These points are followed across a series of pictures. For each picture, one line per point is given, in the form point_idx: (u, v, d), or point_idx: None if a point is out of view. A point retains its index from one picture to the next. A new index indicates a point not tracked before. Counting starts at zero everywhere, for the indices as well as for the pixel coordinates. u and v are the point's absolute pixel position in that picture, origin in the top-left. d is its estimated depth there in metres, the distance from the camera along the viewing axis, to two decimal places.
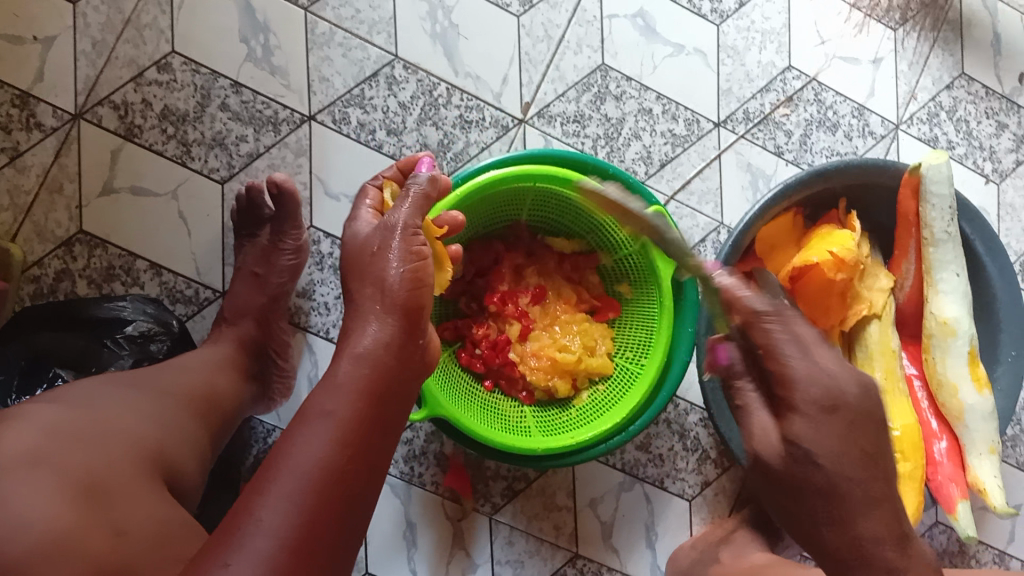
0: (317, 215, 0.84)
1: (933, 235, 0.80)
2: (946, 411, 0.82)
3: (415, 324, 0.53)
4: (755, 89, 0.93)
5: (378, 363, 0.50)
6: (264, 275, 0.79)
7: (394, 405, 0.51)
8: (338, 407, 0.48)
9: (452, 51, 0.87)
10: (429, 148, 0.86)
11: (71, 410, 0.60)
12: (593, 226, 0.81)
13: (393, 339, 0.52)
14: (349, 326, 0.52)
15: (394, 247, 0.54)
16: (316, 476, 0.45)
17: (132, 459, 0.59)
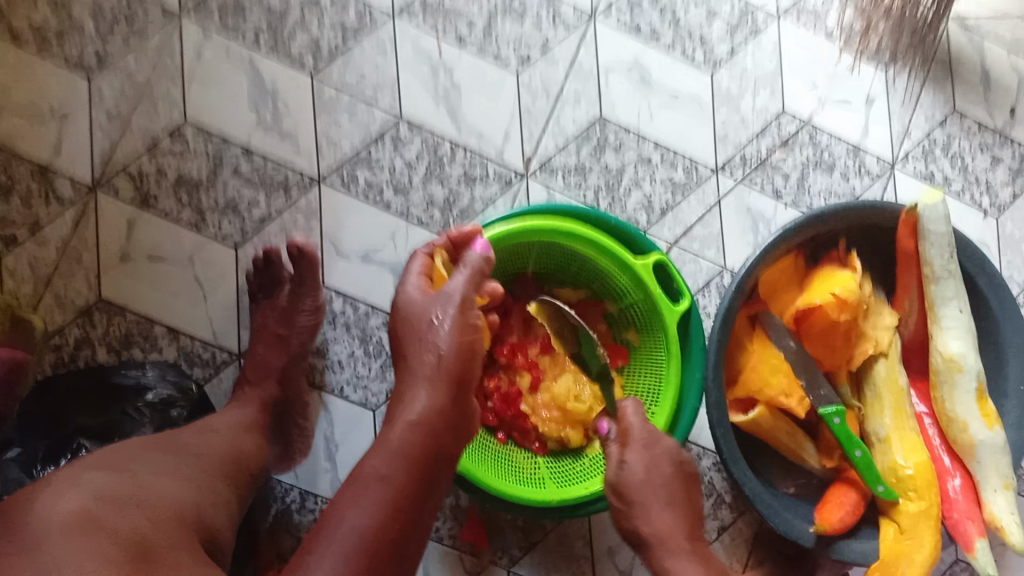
0: (331, 275, 0.86)
1: (933, 272, 0.81)
2: (959, 448, 0.82)
3: (464, 385, 0.64)
4: (751, 134, 0.95)
5: (427, 424, 0.61)
6: (287, 335, 0.81)
7: (438, 459, 0.60)
8: (388, 472, 0.57)
9: (455, 110, 0.90)
10: (436, 206, 0.88)
11: (110, 471, 0.61)
12: (599, 277, 0.83)
13: (440, 399, 0.62)
14: (410, 383, 0.63)
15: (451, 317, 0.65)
16: (366, 528, 0.53)
17: (172, 531, 0.58)
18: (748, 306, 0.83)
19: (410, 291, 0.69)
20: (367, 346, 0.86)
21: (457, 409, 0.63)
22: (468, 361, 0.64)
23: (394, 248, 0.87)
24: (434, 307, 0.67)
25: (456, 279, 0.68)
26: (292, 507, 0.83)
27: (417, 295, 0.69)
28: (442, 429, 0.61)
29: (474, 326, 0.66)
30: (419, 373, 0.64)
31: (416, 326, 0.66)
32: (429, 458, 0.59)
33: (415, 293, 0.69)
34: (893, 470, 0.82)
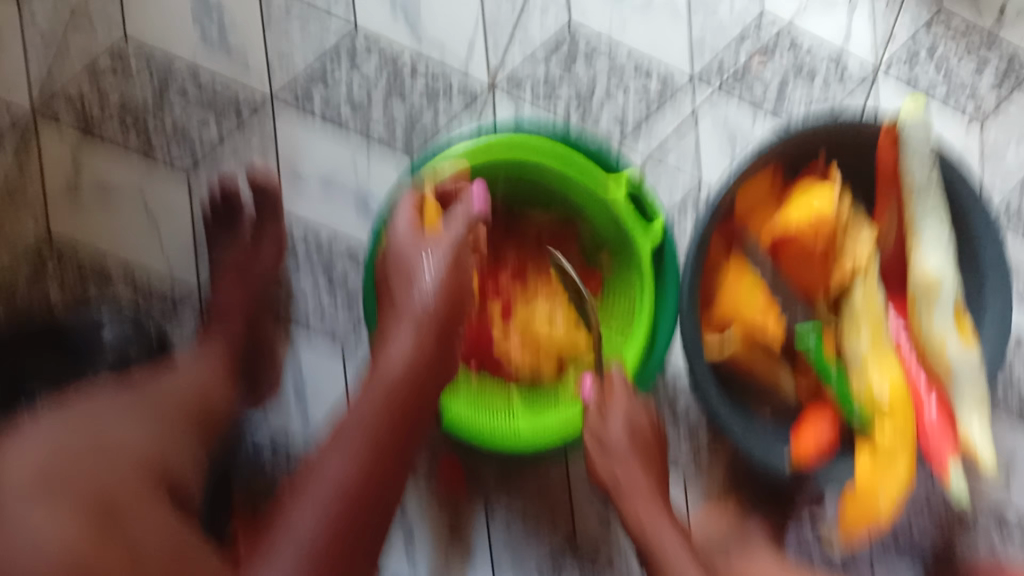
0: (295, 203, 0.82)
1: (914, 183, 0.79)
2: (935, 369, 0.80)
3: (449, 334, 0.67)
4: (728, 39, 0.89)
5: (408, 371, 0.63)
6: (246, 269, 0.79)
7: (416, 404, 0.64)
8: (374, 418, 0.62)
9: (414, 19, 0.84)
10: (398, 123, 0.83)
11: (73, 425, 0.58)
12: (572, 203, 0.80)
13: (423, 333, 0.65)
14: (393, 324, 0.66)
15: (435, 261, 0.66)
16: (343, 480, 0.57)
17: (134, 481, 0.57)
18: (726, 225, 0.80)
19: (404, 227, 0.68)
20: (331, 276, 0.82)
21: (443, 337, 0.66)
22: (454, 306, 0.67)
23: (355, 170, 0.82)
24: (421, 251, 0.67)
25: (451, 228, 0.69)
26: (262, 451, 0.81)
27: (410, 237, 0.68)
28: (426, 362, 0.64)
29: (461, 270, 0.68)
30: (400, 321, 0.66)
31: (410, 271, 0.67)
32: (412, 393, 0.64)
33: (409, 230, 0.68)
34: (868, 393, 0.80)
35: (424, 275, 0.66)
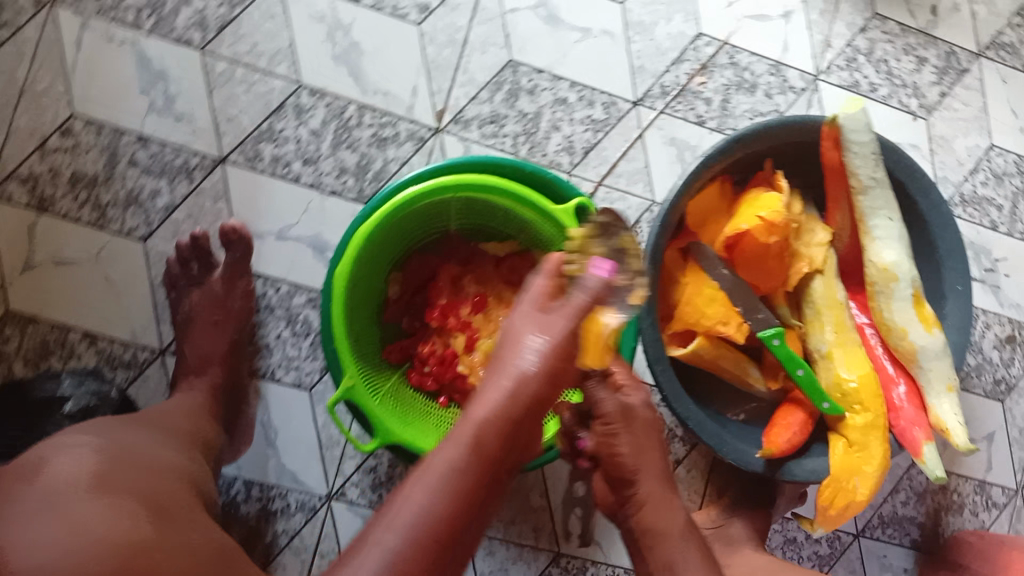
0: (261, 261, 0.83)
1: (860, 183, 0.80)
2: (900, 355, 0.81)
3: (548, 397, 0.54)
4: (668, 62, 0.90)
5: (507, 422, 0.52)
6: (223, 322, 0.79)
7: (502, 466, 0.52)
8: (465, 469, 0.50)
9: (357, 69, 0.84)
10: (348, 172, 0.84)
11: (110, 441, 0.59)
12: (527, 232, 0.81)
13: (538, 369, 0.53)
14: (490, 372, 0.55)
15: (545, 334, 0.54)
16: (423, 520, 0.49)
17: (172, 494, 0.57)
18: (678, 237, 0.83)
19: (525, 300, 0.57)
20: (295, 324, 0.83)
21: (558, 387, 0.55)
22: (558, 383, 0.55)
23: (308, 221, 0.83)
24: (537, 322, 0.55)
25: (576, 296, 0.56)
26: (238, 498, 0.82)
27: (531, 304, 0.56)
28: (521, 416, 0.53)
29: (575, 350, 0.55)
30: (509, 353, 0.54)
31: (524, 333, 0.55)
32: (508, 443, 0.52)
33: (530, 304, 0.56)
34: (838, 385, 0.82)
35: (527, 338, 0.54)
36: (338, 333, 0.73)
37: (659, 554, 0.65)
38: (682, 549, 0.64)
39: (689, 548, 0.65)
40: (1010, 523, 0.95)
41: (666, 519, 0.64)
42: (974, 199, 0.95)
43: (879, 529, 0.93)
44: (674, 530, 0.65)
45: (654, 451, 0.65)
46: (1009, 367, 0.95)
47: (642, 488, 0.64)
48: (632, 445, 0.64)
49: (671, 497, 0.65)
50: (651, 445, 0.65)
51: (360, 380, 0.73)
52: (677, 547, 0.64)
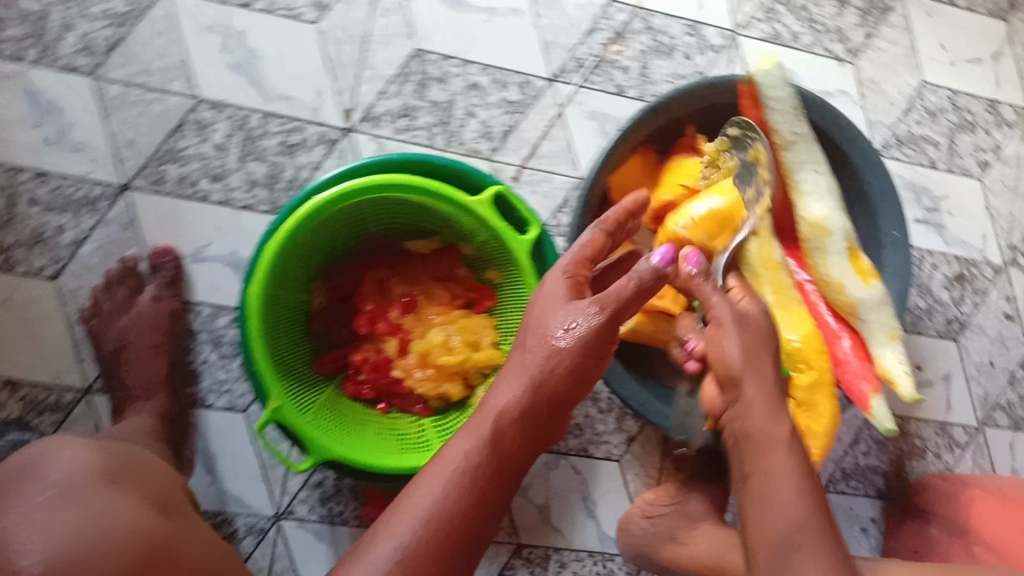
0: (195, 285, 0.81)
1: (783, 138, 0.77)
2: (841, 309, 0.79)
3: (580, 377, 0.61)
4: (581, 34, 0.86)
5: (521, 415, 0.60)
6: (160, 345, 0.79)
7: (521, 442, 0.61)
8: (483, 457, 0.59)
9: (256, 77, 0.81)
10: (259, 184, 0.81)
11: (106, 447, 0.66)
12: (448, 226, 0.79)
13: (554, 367, 0.59)
14: (509, 369, 0.62)
15: (582, 317, 0.58)
16: (441, 504, 0.56)
17: (165, 494, 0.64)
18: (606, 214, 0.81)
19: (545, 300, 0.61)
20: (223, 344, 0.82)
21: (574, 384, 0.61)
22: (581, 374, 0.61)
23: (223, 240, 0.81)
24: (573, 311, 0.59)
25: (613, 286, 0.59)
26: None
27: (555, 301, 0.61)
28: (537, 410, 0.61)
29: (608, 343, 0.60)
30: (524, 354, 0.60)
31: (549, 335, 0.59)
32: (519, 431, 0.61)
33: (554, 302, 0.60)
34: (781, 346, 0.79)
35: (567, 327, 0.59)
36: (257, 353, 0.71)
37: (758, 460, 0.59)
38: (785, 456, 0.58)
39: (790, 460, 0.58)
40: (974, 462, 0.94)
41: (772, 424, 0.59)
42: (910, 139, 0.93)
43: (843, 482, 0.92)
44: (778, 432, 0.59)
45: (764, 356, 0.60)
46: (959, 306, 0.94)
47: (748, 388, 0.59)
48: (741, 347, 0.59)
49: (779, 402, 0.59)
50: (760, 351, 0.60)
51: (286, 399, 0.71)
52: (778, 455, 0.58)
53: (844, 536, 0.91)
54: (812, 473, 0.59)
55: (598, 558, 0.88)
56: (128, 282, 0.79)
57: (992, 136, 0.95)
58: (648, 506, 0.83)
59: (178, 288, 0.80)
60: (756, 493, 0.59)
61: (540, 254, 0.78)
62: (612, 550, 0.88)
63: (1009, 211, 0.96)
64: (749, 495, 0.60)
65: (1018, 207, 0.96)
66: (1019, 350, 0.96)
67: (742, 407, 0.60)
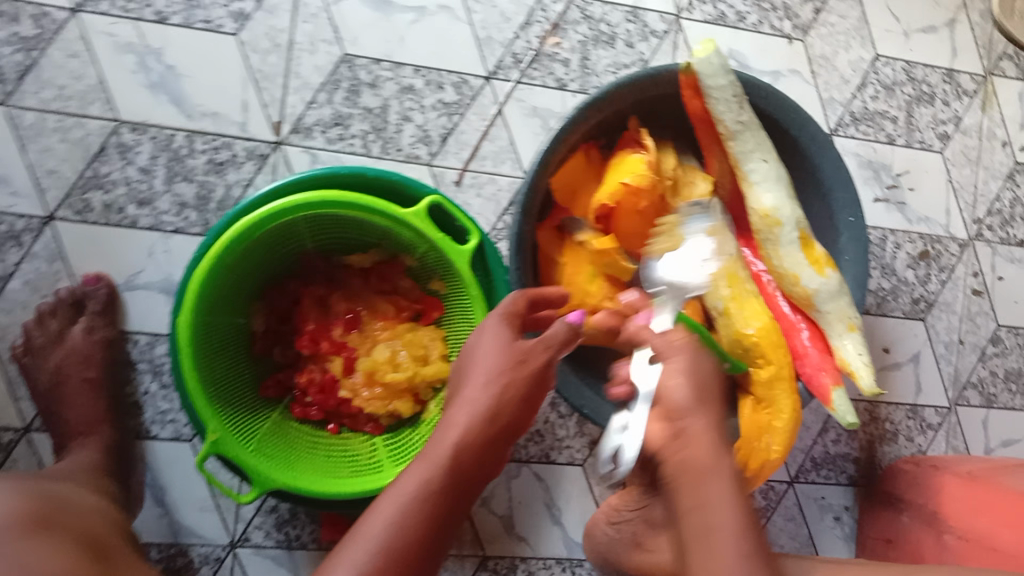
0: (129, 315, 0.78)
1: (727, 129, 0.74)
2: (797, 301, 0.77)
3: (524, 412, 0.55)
4: (516, 29, 0.83)
5: (480, 444, 0.51)
6: (96, 378, 0.76)
7: (478, 473, 0.51)
8: (444, 484, 0.49)
9: (178, 94, 0.78)
10: (188, 206, 0.78)
11: (31, 485, 0.60)
12: (386, 238, 0.76)
13: (507, 396, 0.54)
14: (461, 397, 0.53)
15: (518, 351, 0.55)
16: (400, 541, 0.46)
17: (105, 534, 0.59)
18: (551, 216, 0.78)
19: (490, 335, 0.56)
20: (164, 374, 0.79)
21: (522, 421, 0.55)
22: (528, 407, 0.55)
23: (156, 265, 0.78)
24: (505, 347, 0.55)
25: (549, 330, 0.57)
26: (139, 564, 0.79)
27: (501, 336, 0.56)
28: (495, 437, 0.52)
29: (544, 383, 0.57)
30: (479, 379, 0.54)
31: (502, 365, 0.54)
32: (478, 459, 0.51)
33: (500, 337, 0.56)
34: (738, 341, 0.77)
35: (508, 357, 0.55)
36: (191, 385, 0.68)
37: (695, 495, 0.50)
38: (725, 493, 0.50)
39: (731, 499, 0.50)
40: (947, 442, 0.92)
41: (715, 458, 0.51)
42: (866, 115, 0.90)
43: (813, 472, 0.90)
44: (720, 473, 0.51)
45: (710, 398, 0.55)
46: (925, 285, 0.92)
47: (691, 422, 0.53)
48: (690, 381, 0.55)
49: (723, 443, 0.53)
50: (709, 389, 0.56)
51: (226, 431, 0.69)
52: (721, 495, 0.50)
53: (817, 526, 0.90)
54: (754, 515, 0.50)
55: (567, 564, 0.86)
56: (63, 312, 0.76)
57: (951, 107, 0.93)
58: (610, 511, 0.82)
59: (111, 318, 0.77)
60: (701, 542, 0.48)
61: (483, 263, 0.75)
62: (580, 556, 0.87)
63: (971, 183, 0.93)
64: (691, 546, 0.49)
65: (980, 178, 0.94)
66: (988, 326, 0.93)
67: (681, 445, 0.53)
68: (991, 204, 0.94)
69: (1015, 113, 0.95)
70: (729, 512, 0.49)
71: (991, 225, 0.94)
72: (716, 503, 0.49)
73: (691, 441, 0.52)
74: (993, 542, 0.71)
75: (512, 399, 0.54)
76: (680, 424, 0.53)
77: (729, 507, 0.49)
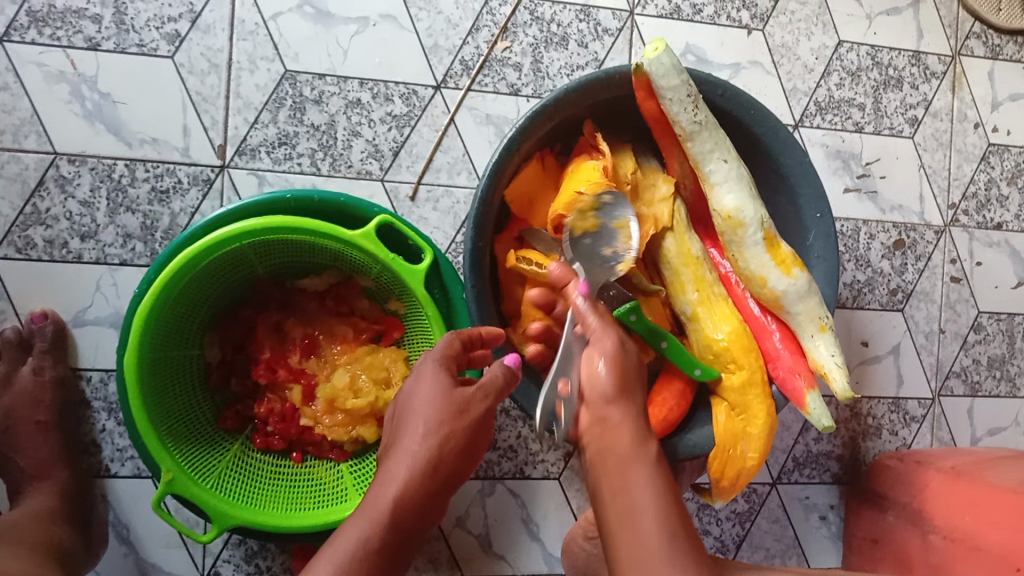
0: (79, 354, 0.75)
1: (684, 130, 0.71)
2: (766, 303, 0.74)
3: (464, 457, 0.56)
4: (464, 34, 0.81)
5: (417, 497, 0.53)
6: (48, 420, 0.72)
7: (416, 522, 0.54)
8: (377, 540, 0.51)
9: (114, 123, 0.75)
10: (134, 237, 0.75)
11: None
12: (339, 259, 0.73)
13: (448, 445, 0.55)
14: (401, 446, 0.55)
15: (455, 407, 0.55)
16: None
17: None
18: (510, 227, 0.76)
19: (428, 380, 0.56)
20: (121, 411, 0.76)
21: (462, 464, 0.56)
22: (469, 452, 0.56)
23: (104, 300, 0.75)
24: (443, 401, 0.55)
25: (489, 377, 0.56)
26: None
27: (440, 381, 0.55)
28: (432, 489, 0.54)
29: (486, 427, 0.57)
30: (419, 430, 0.54)
31: (441, 417, 0.54)
32: (417, 509, 0.54)
33: (439, 384, 0.55)
34: (708, 345, 0.75)
35: (448, 410, 0.55)
36: (140, 425, 0.65)
37: (616, 481, 0.52)
38: (646, 477, 0.52)
39: (651, 481, 0.52)
40: (931, 435, 0.90)
41: (636, 446, 0.53)
42: (832, 104, 0.88)
43: (796, 472, 0.88)
44: (642, 455, 0.53)
45: (632, 386, 0.56)
46: (902, 275, 0.89)
47: (615, 408, 0.54)
48: (615, 369, 0.55)
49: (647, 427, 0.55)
50: (632, 381, 0.57)
51: (180, 469, 0.66)
52: (642, 477, 0.51)
53: (802, 527, 0.88)
54: (677, 494, 0.52)
55: None
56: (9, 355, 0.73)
57: (920, 90, 0.90)
58: (587, 523, 0.79)
59: (61, 356, 0.74)
60: (624, 523, 0.50)
61: (439, 281, 0.72)
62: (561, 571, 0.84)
63: (945, 167, 0.91)
64: (614, 529, 0.51)
65: (953, 162, 0.91)
66: (968, 313, 0.91)
67: (603, 432, 0.54)
68: (966, 187, 0.92)
69: (985, 93, 0.92)
70: (654, 489, 0.51)
71: (967, 209, 0.91)
72: (637, 482, 0.51)
73: (616, 422, 0.54)
74: (979, 542, 0.69)
75: (448, 451, 0.55)
76: (604, 408, 0.55)
77: (653, 482, 0.51)
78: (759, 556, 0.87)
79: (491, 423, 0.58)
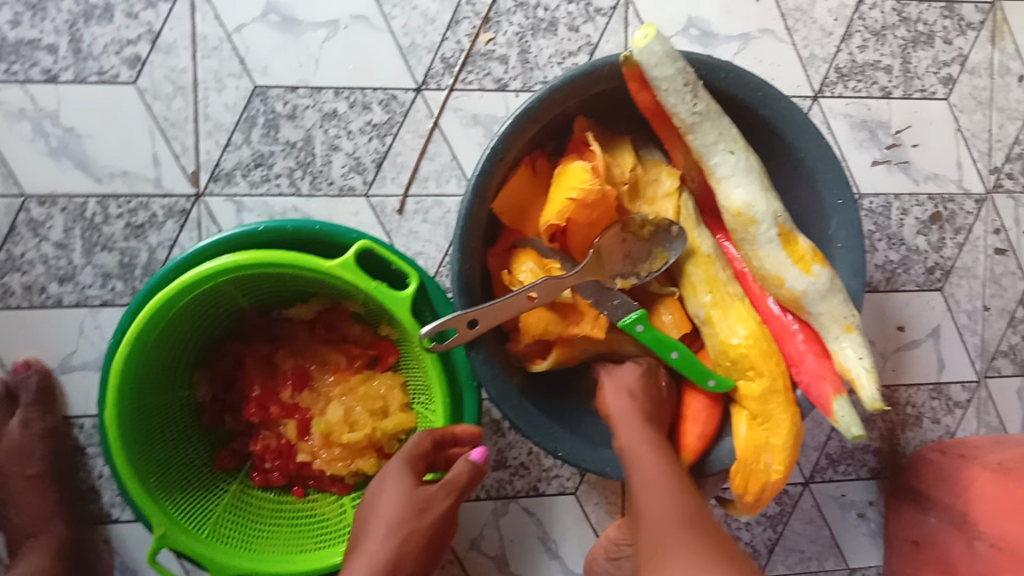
0: (70, 399, 0.73)
1: (684, 122, 0.64)
2: (786, 304, 0.68)
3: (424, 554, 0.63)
4: (442, 29, 0.75)
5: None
6: (42, 473, 0.71)
7: None
8: None
9: (80, 158, 0.72)
10: (113, 276, 0.72)
11: None
12: (322, 286, 0.69)
13: (407, 544, 0.61)
14: (364, 543, 0.60)
15: (418, 507, 0.61)
16: None
17: None
18: (502, 238, 0.71)
19: (391, 483, 0.61)
20: None
21: (427, 561, 0.63)
22: (426, 548, 0.62)
23: (89, 343, 0.72)
24: (403, 505, 0.61)
25: (452, 475, 0.62)
26: None
27: (403, 482, 0.62)
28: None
29: (448, 524, 0.63)
30: (379, 531, 0.60)
31: (402, 518, 0.60)
32: None
33: (400, 487, 0.61)
34: (724, 352, 0.69)
35: (406, 513, 0.60)
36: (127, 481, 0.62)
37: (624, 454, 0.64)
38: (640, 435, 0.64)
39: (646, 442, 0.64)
40: (977, 420, 0.84)
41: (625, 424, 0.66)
42: (855, 69, 0.80)
43: (831, 469, 0.82)
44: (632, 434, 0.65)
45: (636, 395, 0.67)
46: (939, 251, 0.82)
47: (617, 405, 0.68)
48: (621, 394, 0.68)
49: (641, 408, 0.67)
50: (633, 409, 0.66)
51: (172, 523, 0.64)
52: (660, 476, 0.60)
53: (838, 526, 0.83)
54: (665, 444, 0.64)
55: None
56: None
57: (954, 45, 0.82)
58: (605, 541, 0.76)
59: (50, 405, 0.72)
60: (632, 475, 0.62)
61: (427, 303, 0.68)
62: None
63: (984, 129, 0.83)
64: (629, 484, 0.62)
65: (995, 122, 0.83)
66: (1016, 286, 0.84)
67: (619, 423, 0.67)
68: (1011, 148, 0.83)
69: None
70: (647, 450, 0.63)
71: (1011, 172, 0.83)
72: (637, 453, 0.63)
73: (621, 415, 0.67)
74: None
75: (411, 542, 0.61)
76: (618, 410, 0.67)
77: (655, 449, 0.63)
78: (793, 560, 0.82)
79: (450, 527, 0.64)
